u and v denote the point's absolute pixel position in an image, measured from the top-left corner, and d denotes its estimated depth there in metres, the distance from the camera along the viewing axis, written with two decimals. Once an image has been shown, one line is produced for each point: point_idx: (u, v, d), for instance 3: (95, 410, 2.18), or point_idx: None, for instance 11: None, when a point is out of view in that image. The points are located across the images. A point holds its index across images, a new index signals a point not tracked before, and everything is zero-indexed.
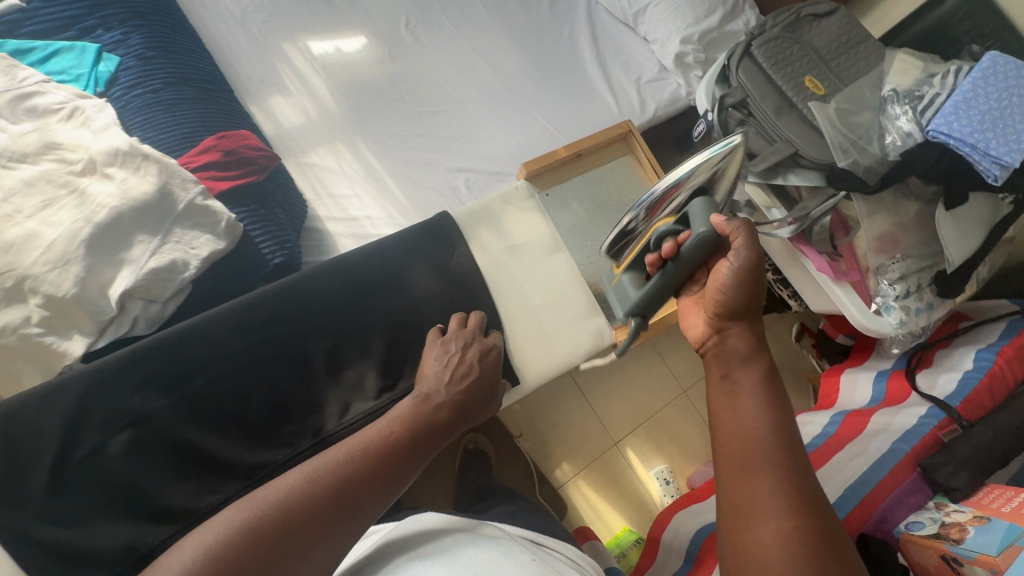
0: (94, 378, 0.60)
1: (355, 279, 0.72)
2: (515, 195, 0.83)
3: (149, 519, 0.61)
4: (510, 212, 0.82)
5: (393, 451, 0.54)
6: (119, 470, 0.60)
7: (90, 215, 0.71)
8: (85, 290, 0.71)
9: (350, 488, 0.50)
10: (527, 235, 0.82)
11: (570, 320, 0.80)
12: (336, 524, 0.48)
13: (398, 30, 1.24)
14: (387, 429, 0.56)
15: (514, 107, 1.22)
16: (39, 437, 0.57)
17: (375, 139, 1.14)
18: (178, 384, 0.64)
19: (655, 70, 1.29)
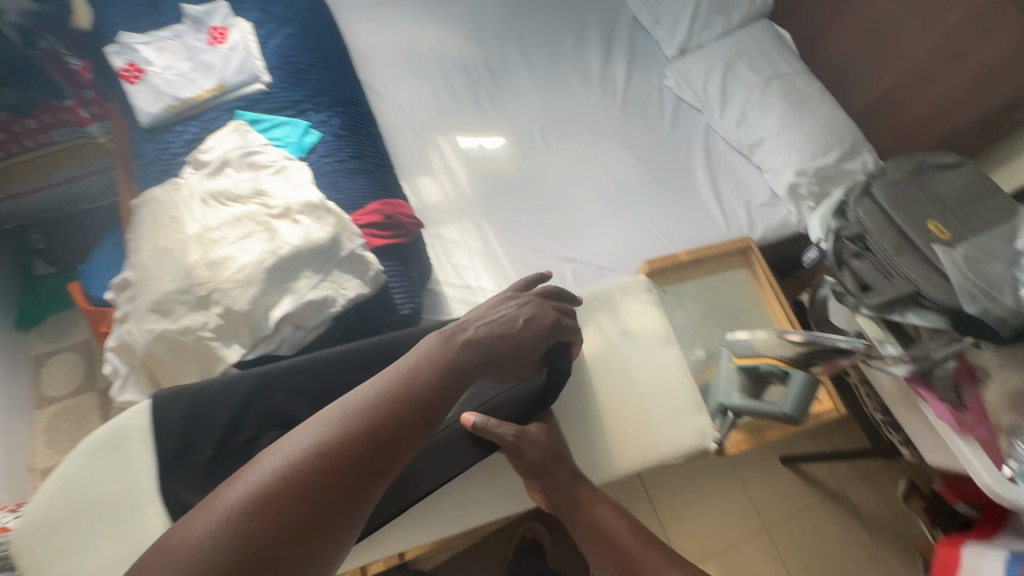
0: (258, 381, 0.71)
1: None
2: (634, 287, 0.85)
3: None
4: (628, 302, 0.83)
5: (421, 399, 0.56)
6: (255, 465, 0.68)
7: (275, 249, 0.87)
8: (254, 309, 0.85)
9: (387, 434, 0.52)
10: (641, 325, 0.81)
11: (681, 414, 0.76)
12: (378, 465, 0.50)
13: (533, 135, 1.43)
14: (414, 375, 0.57)
15: (627, 212, 1.33)
16: (207, 420, 0.68)
17: (498, 222, 1.28)
18: (314, 400, 0.72)
19: (766, 196, 1.36)
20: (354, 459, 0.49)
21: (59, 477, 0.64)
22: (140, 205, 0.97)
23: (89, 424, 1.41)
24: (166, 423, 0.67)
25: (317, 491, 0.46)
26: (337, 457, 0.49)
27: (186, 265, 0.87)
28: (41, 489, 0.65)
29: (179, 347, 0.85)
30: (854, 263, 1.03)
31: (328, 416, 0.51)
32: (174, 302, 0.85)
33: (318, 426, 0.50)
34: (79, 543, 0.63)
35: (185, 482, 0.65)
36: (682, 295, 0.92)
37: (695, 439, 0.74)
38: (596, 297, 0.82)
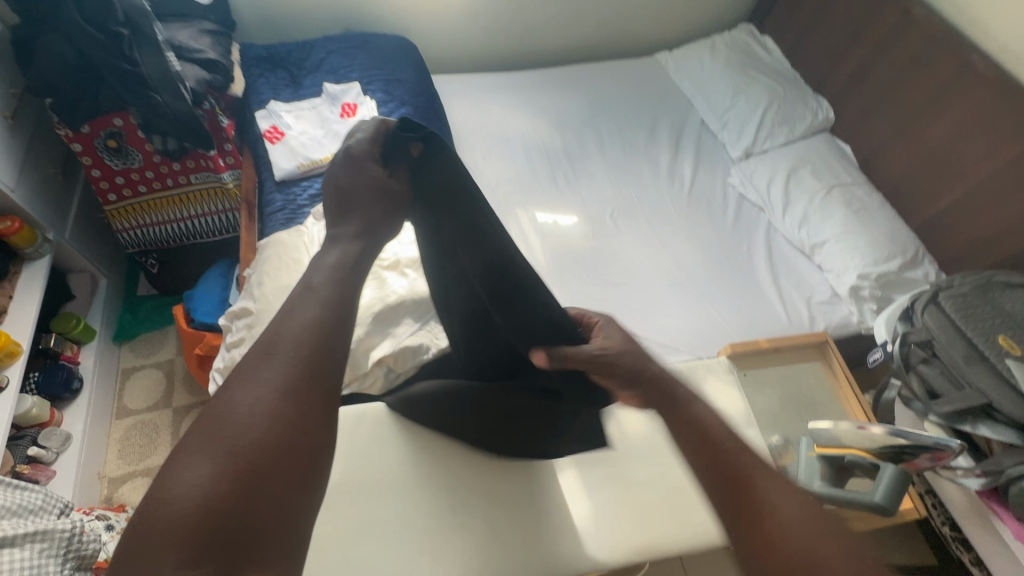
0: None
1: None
2: (718, 367, 0.85)
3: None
4: (713, 382, 0.84)
5: (326, 329, 0.46)
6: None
7: (384, 297, 0.98)
8: (357, 348, 0.94)
9: (314, 378, 0.44)
10: (727, 406, 0.81)
11: None
12: (313, 412, 0.43)
13: (603, 216, 1.55)
14: (318, 310, 0.47)
15: (690, 295, 1.40)
16: None
17: (568, 292, 1.37)
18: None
19: (826, 294, 1.41)
20: (304, 379, 0.43)
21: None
22: (266, 245, 1.11)
23: (158, 440, 1.48)
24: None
25: (257, 463, 0.39)
26: (258, 426, 0.40)
27: None
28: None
29: None
30: (922, 368, 1.05)
31: (278, 346, 0.44)
32: None
33: (258, 360, 0.43)
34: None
35: None
36: (761, 381, 0.97)
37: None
38: (681, 371, 0.84)
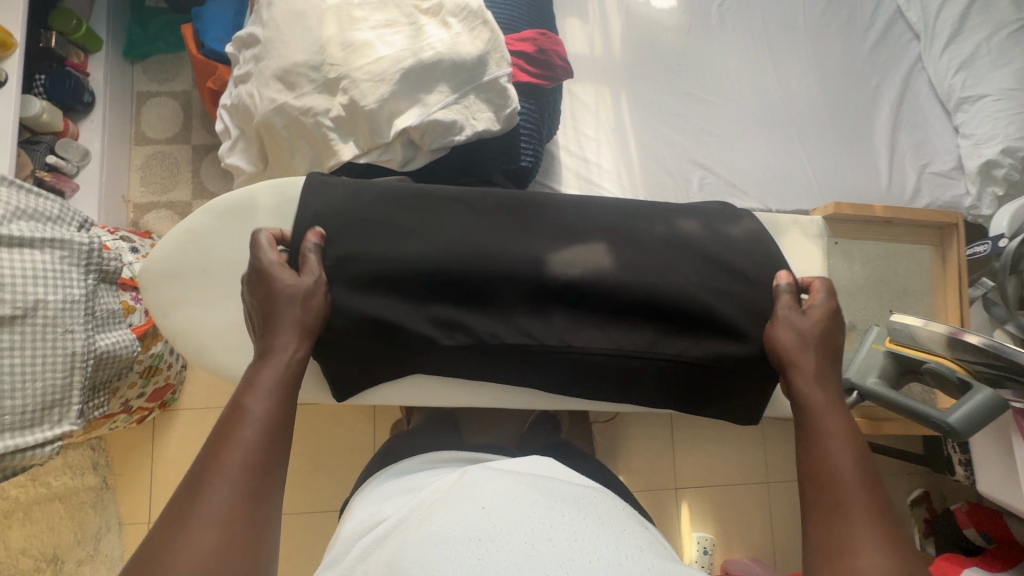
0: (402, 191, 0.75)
1: (608, 215, 0.78)
2: (806, 227, 0.80)
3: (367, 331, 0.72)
4: (790, 239, 0.79)
5: (282, 401, 0.55)
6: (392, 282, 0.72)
7: (417, 51, 0.77)
8: (379, 111, 0.78)
9: (277, 439, 0.52)
10: (798, 266, 0.77)
11: None
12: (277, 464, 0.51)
13: (711, 5, 1.20)
14: (276, 390, 0.56)
15: (784, 135, 1.15)
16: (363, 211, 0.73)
17: (639, 99, 1.13)
18: (440, 228, 0.74)
19: (948, 165, 1.15)
20: (273, 443, 0.52)
21: (185, 232, 0.72)
22: None
23: (178, 175, 1.43)
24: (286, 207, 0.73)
25: (246, 513, 0.46)
26: (250, 487, 0.48)
27: (320, 39, 0.79)
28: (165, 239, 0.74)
29: (297, 127, 0.81)
30: None
31: (246, 438, 0.50)
32: (300, 76, 0.79)
33: (221, 457, 0.49)
34: (202, 294, 0.73)
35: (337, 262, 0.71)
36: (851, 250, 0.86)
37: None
38: (763, 223, 0.80)
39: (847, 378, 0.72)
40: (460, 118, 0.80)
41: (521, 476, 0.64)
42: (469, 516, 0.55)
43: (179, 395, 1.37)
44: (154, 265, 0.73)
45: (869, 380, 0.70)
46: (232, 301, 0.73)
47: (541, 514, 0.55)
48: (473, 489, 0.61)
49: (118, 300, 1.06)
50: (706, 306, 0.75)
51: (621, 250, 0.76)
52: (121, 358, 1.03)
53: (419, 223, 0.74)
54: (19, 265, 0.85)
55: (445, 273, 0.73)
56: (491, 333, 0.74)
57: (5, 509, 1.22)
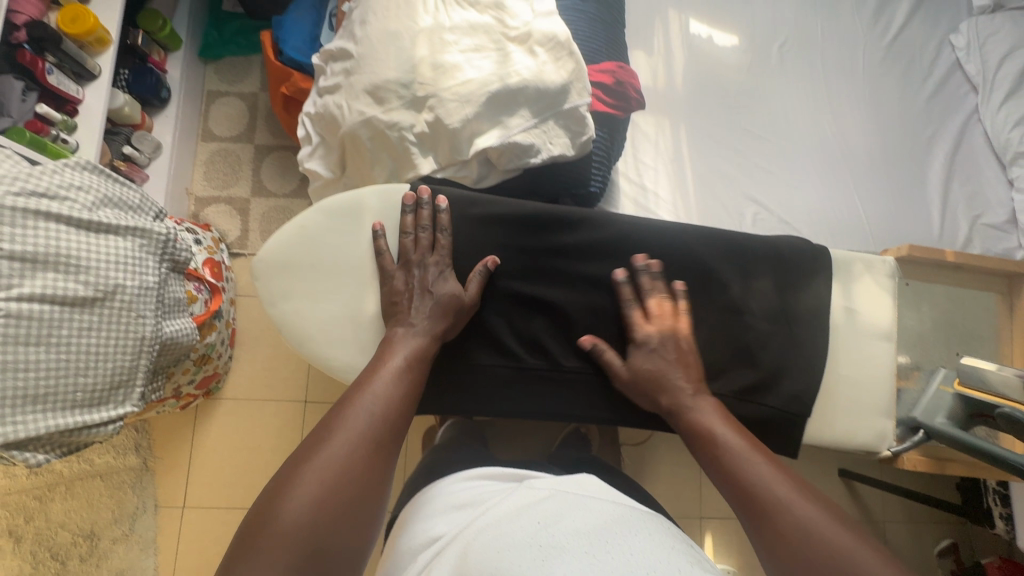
0: (496, 219, 0.77)
1: (685, 250, 0.78)
2: (879, 267, 0.79)
3: (454, 356, 0.75)
4: (866, 282, 0.79)
5: (394, 411, 0.63)
6: (482, 311, 0.77)
7: (504, 76, 0.81)
8: (461, 130, 0.82)
9: (381, 445, 0.60)
10: (872, 312, 0.78)
11: (864, 410, 0.76)
12: (381, 462, 0.58)
13: (771, 46, 1.24)
14: (391, 400, 0.63)
15: (838, 177, 1.17)
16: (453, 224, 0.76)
17: (697, 132, 1.17)
18: (530, 261, 0.78)
19: (1001, 217, 1.16)
20: (375, 445, 0.59)
21: (298, 228, 0.74)
22: None
23: (240, 173, 1.49)
24: (394, 211, 0.76)
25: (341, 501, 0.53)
26: (343, 480, 0.55)
27: (412, 59, 0.83)
28: (276, 234, 0.77)
29: (381, 139, 0.85)
30: None
31: (354, 436, 0.58)
32: (390, 92, 0.83)
33: (327, 444, 0.57)
34: (307, 288, 0.75)
35: None
36: (920, 297, 0.84)
37: (871, 439, 0.75)
38: (836, 261, 0.79)
39: (914, 416, 0.76)
40: (538, 135, 0.83)
41: (569, 496, 0.64)
42: (524, 526, 0.58)
43: (223, 384, 1.41)
44: (266, 259, 0.75)
45: (936, 420, 0.74)
46: (336, 298, 0.75)
47: (591, 532, 0.56)
48: (526, 508, 0.63)
49: (183, 289, 1.10)
50: (768, 343, 0.77)
51: (694, 288, 0.77)
52: (182, 345, 1.07)
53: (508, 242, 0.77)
54: (99, 248, 0.86)
55: (528, 295, 0.77)
56: (567, 363, 0.78)
57: (50, 481, 1.24)
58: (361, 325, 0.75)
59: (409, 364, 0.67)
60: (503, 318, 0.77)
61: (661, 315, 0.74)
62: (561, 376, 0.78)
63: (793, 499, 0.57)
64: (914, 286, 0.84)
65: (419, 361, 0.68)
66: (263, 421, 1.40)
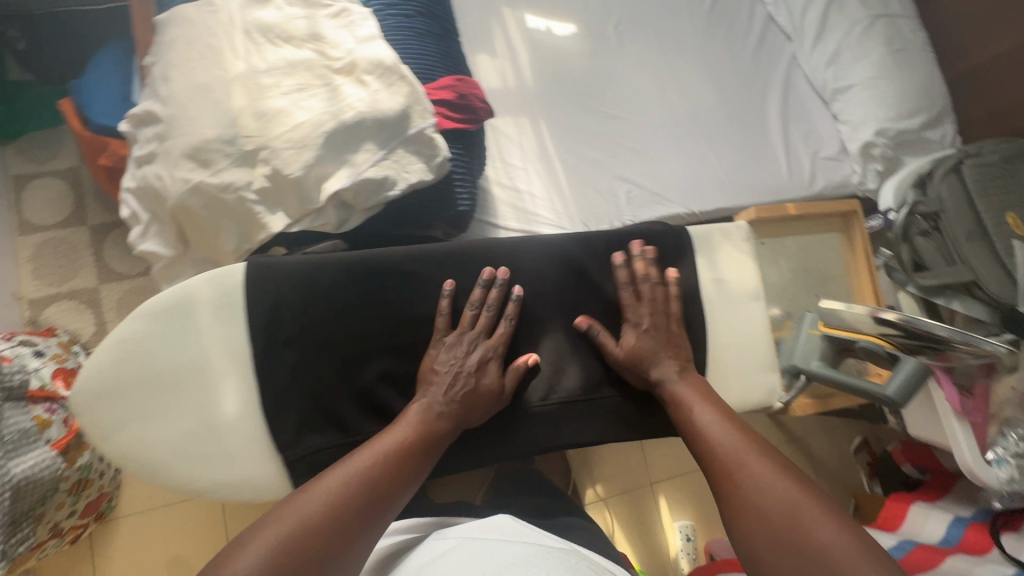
0: (359, 276, 0.70)
1: (560, 253, 0.79)
2: (736, 234, 0.83)
3: (343, 434, 0.68)
4: (727, 249, 0.82)
5: (393, 478, 0.61)
6: (366, 377, 0.70)
7: (337, 112, 0.75)
8: (306, 177, 0.76)
9: (367, 508, 0.57)
10: (738, 276, 0.82)
11: (753, 370, 0.79)
12: (358, 534, 0.55)
13: (607, 29, 1.28)
14: (395, 464, 0.62)
15: (693, 142, 1.24)
16: (308, 291, 0.68)
17: (557, 124, 1.18)
18: (403, 310, 0.72)
19: (834, 149, 1.29)
20: (358, 506, 0.57)
21: (116, 342, 0.64)
22: (168, 23, 0.81)
23: (78, 262, 1.30)
24: (232, 295, 0.67)
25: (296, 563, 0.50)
26: (307, 537, 0.52)
27: (229, 111, 0.74)
28: (94, 351, 0.66)
29: (217, 205, 0.76)
30: (919, 240, 1.01)
31: (341, 496, 0.57)
32: (214, 152, 0.74)
33: (310, 495, 0.56)
34: (144, 407, 0.65)
35: (290, 351, 0.67)
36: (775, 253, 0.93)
37: (763, 397, 0.79)
38: (697, 237, 0.82)
39: (794, 363, 0.82)
40: (389, 167, 0.78)
41: (479, 538, 0.68)
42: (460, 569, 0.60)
43: (115, 503, 1.24)
44: (86, 383, 0.64)
45: (812, 363, 0.80)
46: (182, 410, 0.65)
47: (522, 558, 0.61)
48: (440, 561, 0.65)
49: (30, 417, 0.95)
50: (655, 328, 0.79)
51: (575, 290, 0.78)
52: (41, 481, 0.91)
53: (374, 296, 0.71)
54: None
55: (409, 346, 0.72)
56: None
57: None
58: (224, 430, 0.66)
59: (432, 434, 0.66)
60: (389, 381, 0.71)
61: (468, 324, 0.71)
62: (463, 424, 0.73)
63: (762, 469, 0.61)
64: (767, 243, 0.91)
65: (442, 435, 0.66)
66: (176, 529, 1.25)
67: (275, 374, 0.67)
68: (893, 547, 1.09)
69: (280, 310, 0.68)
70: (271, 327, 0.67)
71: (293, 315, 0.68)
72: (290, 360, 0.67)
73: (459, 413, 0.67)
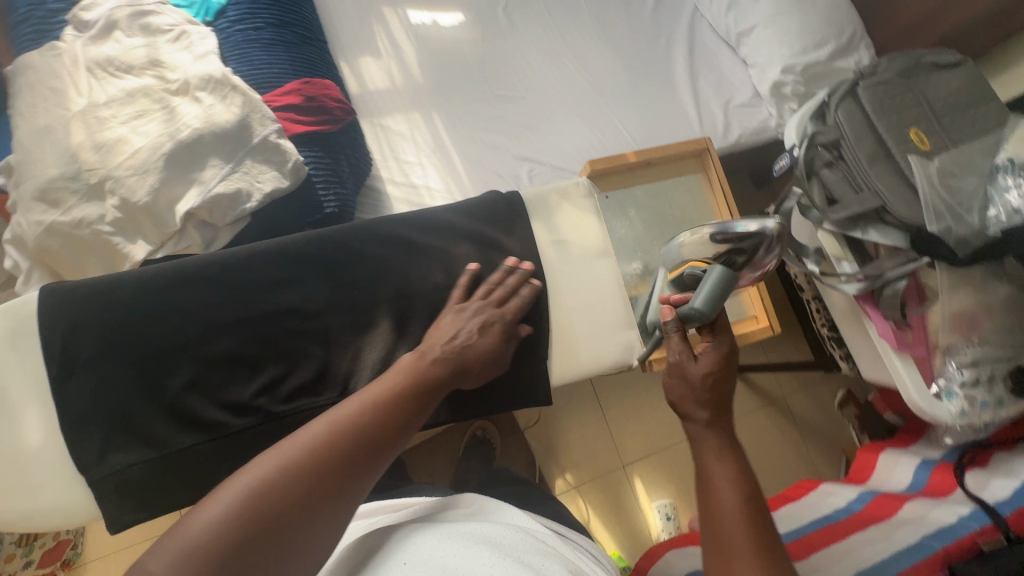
0: (153, 289, 0.70)
1: (409, 237, 0.79)
2: (574, 192, 0.85)
3: (152, 449, 0.68)
4: (565, 209, 0.85)
5: (400, 413, 0.55)
6: (172, 389, 0.69)
7: (174, 132, 0.76)
8: (156, 201, 0.75)
9: (373, 442, 0.51)
10: (576, 235, 0.84)
11: (608, 327, 0.83)
12: (360, 470, 0.49)
13: (496, 10, 1.25)
14: (401, 400, 0.56)
15: (594, 110, 1.21)
16: (99, 312, 0.68)
17: (451, 114, 1.16)
18: (212, 315, 0.71)
19: (747, 95, 1.24)
20: (362, 438, 0.50)
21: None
22: (15, 72, 0.82)
23: None
24: (27, 328, 0.67)
25: (288, 504, 0.43)
26: (306, 472, 0.46)
27: (70, 148, 0.75)
28: None
29: (75, 242, 0.77)
30: (824, 173, 0.95)
31: (348, 428, 0.50)
32: (60, 191, 0.75)
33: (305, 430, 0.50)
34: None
35: (90, 373, 0.68)
36: (625, 204, 0.92)
37: (621, 354, 0.82)
38: (529, 201, 0.84)
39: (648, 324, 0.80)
40: (235, 178, 0.77)
41: (448, 523, 0.58)
42: (435, 561, 0.49)
43: (82, 550, 1.18)
44: None
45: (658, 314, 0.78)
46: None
47: (522, 554, 0.52)
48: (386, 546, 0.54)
49: None
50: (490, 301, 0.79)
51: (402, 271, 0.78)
52: None
53: (175, 307, 0.70)
54: None
55: (217, 352, 0.71)
56: (284, 406, 0.72)
57: None
58: (28, 461, 0.67)
59: (434, 379, 0.61)
60: (201, 390, 0.71)
61: (484, 298, 0.73)
62: (281, 422, 0.72)
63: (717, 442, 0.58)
64: (613, 197, 0.91)
65: (443, 383, 0.62)
66: None
67: (78, 399, 0.67)
68: (854, 500, 1.03)
69: (71, 335, 0.67)
70: (64, 354, 0.67)
71: (81, 340, 0.67)
72: (92, 384, 0.67)
73: (457, 360, 0.65)
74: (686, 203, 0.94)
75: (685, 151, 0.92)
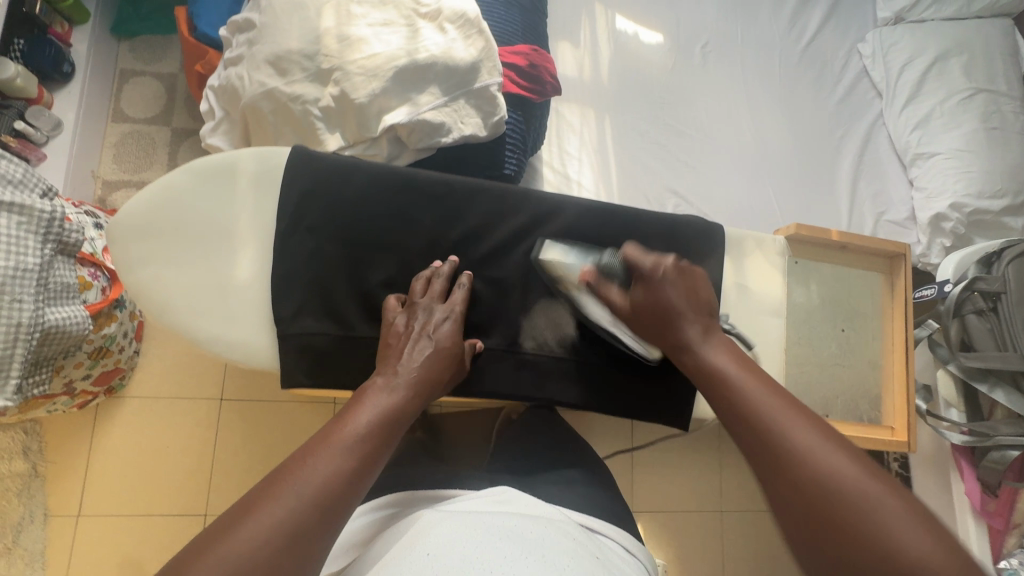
0: (385, 187, 0.75)
1: (579, 224, 0.80)
2: (770, 246, 0.87)
3: (295, 325, 0.72)
4: (758, 257, 0.87)
5: (378, 433, 0.55)
6: (372, 281, 0.74)
7: (412, 52, 0.79)
8: (369, 105, 0.79)
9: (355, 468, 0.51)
10: (762, 284, 0.86)
11: None
12: (346, 496, 0.49)
13: (695, 46, 1.28)
14: (377, 421, 0.56)
15: (754, 172, 1.22)
16: (299, 185, 0.73)
17: (622, 125, 1.18)
18: (391, 228, 0.75)
19: (902, 215, 1.23)
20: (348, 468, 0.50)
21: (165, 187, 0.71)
22: None
23: (154, 155, 1.40)
24: (272, 173, 0.74)
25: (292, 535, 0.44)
26: (303, 509, 0.46)
27: (316, 30, 0.79)
28: (142, 194, 0.73)
29: (284, 113, 0.81)
30: (971, 318, 0.94)
31: (320, 453, 0.50)
32: (292, 63, 0.79)
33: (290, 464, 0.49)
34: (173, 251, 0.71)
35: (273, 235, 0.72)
36: (810, 274, 0.94)
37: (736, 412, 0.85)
38: (730, 238, 0.86)
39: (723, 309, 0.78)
40: (446, 113, 0.81)
41: (472, 511, 0.61)
42: (454, 552, 0.52)
43: (127, 382, 1.31)
44: (126, 221, 0.71)
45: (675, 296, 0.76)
46: (202, 258, 0.72)
47: (547, 553, 0.54)
48: (423, 535, 0.57)
49: (72, 274, 0.96)
50: None
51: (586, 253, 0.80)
52: (69, 335, 0.93)
53: (361, 208, 0.74)
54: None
55: (395, 262, 0.75)
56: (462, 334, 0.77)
57: None
58: (233, 291, 0.72)
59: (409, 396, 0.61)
60: (354, 290, 0.74)
61: (437, 297, 0.72)
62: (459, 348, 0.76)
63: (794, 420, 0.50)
64: (802, 264, 0.94)
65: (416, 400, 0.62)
66: (173, 421, 1.31)
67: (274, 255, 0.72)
68: None
69: None
70: (295, 213, 0.73)
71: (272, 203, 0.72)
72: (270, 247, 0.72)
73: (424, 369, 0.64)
74: (863, 295, 0.98)
75: (882, 250, 0.95)
